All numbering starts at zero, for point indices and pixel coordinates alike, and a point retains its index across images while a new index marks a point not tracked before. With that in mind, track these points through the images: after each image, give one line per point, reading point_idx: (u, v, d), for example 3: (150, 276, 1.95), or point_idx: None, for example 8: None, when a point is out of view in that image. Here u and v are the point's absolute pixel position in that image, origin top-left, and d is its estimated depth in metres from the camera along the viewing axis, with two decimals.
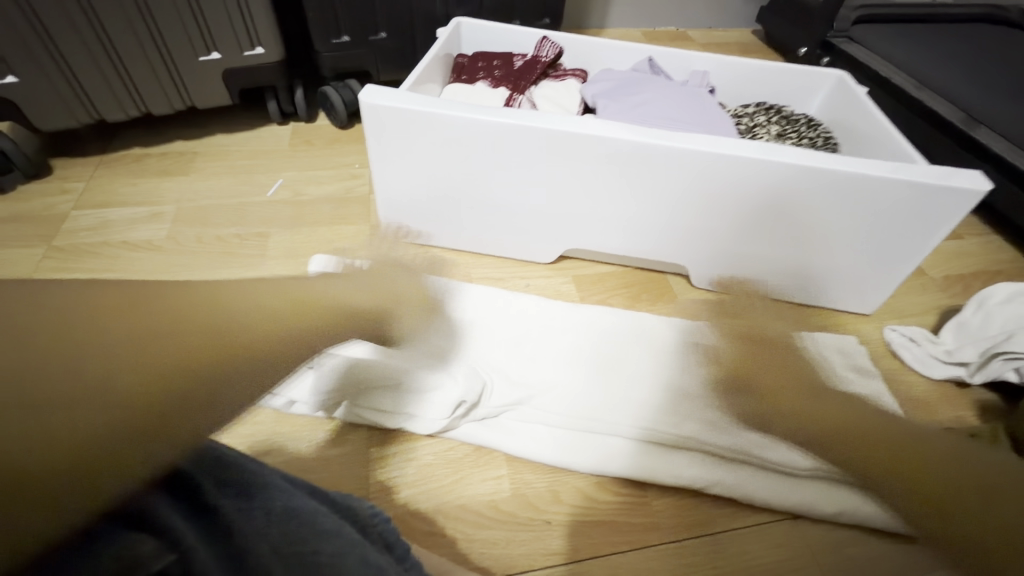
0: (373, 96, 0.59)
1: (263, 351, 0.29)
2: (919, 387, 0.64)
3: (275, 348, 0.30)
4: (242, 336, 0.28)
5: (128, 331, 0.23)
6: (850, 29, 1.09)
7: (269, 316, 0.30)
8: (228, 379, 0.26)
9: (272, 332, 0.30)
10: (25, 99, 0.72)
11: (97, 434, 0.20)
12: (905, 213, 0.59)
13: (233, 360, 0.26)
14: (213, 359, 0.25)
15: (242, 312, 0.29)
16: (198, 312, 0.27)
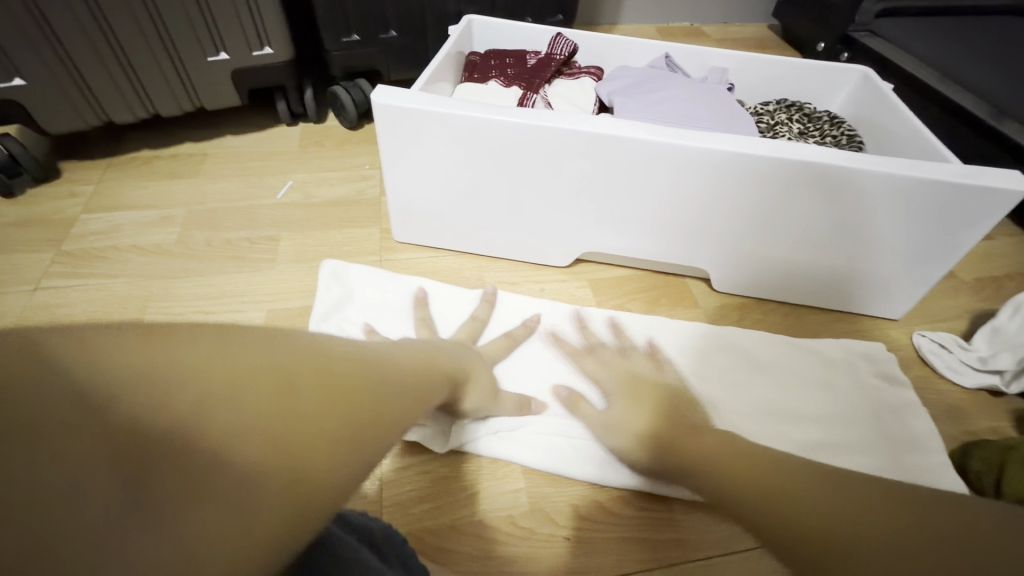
0: (385, 97, 0.57)
1: (396, 417, 0.27)
2: (952, 396, 0.62)
3: (404, 415, 0.28)
4: (381, 404, 0.27)
5: (299, 390, 0.22)
6: (872, 22, 1.05)
7: (394, 378, 0.29)
8: (366, 451, 0.25)
9: (400, 396, 0.29)
10: (33, 102, 0.71)
11: (258, 515, 0.19)
12: (939, 214, 0.56)
13: (373, 430, 0.25)
14: (359, 428, 0.24)
15: (377, 372, 0.28)
16: (345, 368, 0.26)
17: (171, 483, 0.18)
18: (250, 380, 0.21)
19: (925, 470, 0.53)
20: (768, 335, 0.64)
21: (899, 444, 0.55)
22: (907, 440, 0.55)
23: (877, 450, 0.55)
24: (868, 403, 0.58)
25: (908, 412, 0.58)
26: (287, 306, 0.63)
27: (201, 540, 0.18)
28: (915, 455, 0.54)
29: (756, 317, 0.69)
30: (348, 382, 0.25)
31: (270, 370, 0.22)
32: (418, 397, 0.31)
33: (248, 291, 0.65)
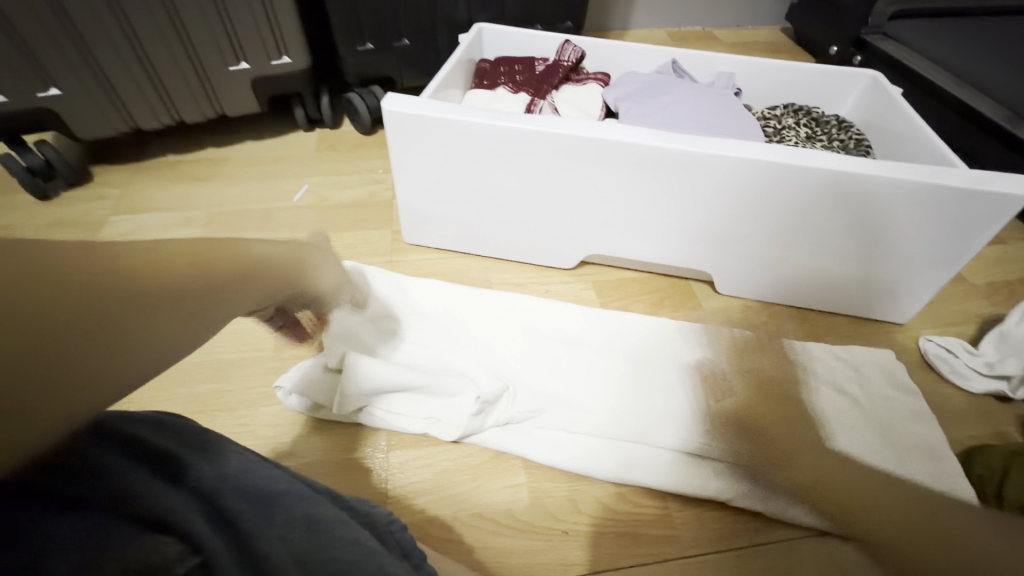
0: (396, 104, 0.59)
1: (200, 315, 0.27)
2: (956, 401, 0.61)
3: (211, 311, 0.28)
4: (204, 298, 0.27)
5: (76, 289, 0.22)
6: (885, 24, 1.05)
7: (213, 273, 0.28)
8: (154, 348, 0.25)
9: (217, 294, 0.28)
10: (66, 109, 0.75)
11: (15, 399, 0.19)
12: (944, 217, 0.56)
13: (162, 326, 0.25)
14: (163, 327, 0.25)
15: (185, 269, 0.27)
16: (139, 270, 0.25)
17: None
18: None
19: (930, 476, 0.53)
20: (768, 335, 0.66)
21: (897, 431, 0.56)
22: (913, 445, 0.55)
23: (884, 455, 0.54)
24: (869, 394, 0.60)
25: (905, 398, 0.59)
26: None
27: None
28: (920, 461, 0.54)
29: (759, 319, 0.70)
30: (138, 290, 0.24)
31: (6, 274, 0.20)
32: (244, 291, 0.30)
33: None
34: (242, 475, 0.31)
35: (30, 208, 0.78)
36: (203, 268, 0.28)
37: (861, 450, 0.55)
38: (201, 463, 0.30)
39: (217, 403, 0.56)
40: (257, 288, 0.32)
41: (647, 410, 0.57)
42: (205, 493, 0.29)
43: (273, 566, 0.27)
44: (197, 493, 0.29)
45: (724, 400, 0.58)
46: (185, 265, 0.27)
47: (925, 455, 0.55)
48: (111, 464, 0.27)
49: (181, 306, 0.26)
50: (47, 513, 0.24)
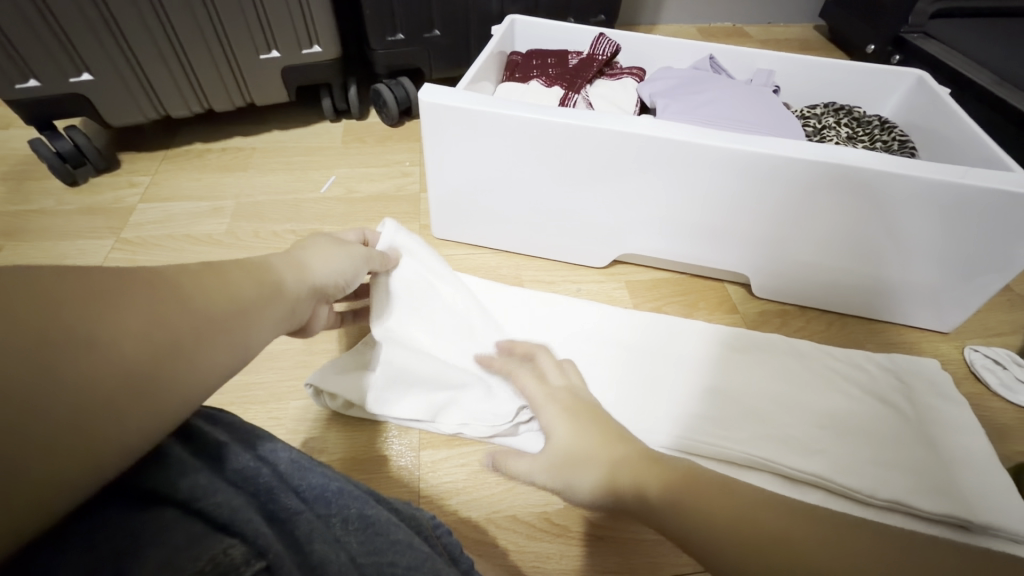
0: (432, 95, 0.58)
1: (246, 339, 0.30)
2: (1005, 414, 0.59)
3: (239, 339, 0.29)
4: (246, 318, 0.31)
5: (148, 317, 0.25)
6: (925, 23, 1.01)
7: (240, 300, 0.31)
8: (214, 370, 0.28)
9: (240, 319, 0.30)
10: (97, 95, 0.75)
11: (104, 414, 0.22)
12: (994, 226, 0.54)
13: (203, 350, 0.27)
14: (221, 339, 0.28)
15: (216, 302, 0.29)
16: (204, 295, 0.29)
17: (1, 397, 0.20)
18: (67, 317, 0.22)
19: (982, 485, 0.51)
20: (806, 340, 0.64)
21: (944, 441, 0.55)
22: (960, 456, 0.53)
23: (930, 466, 0.53)
24: (910, 402, 0.58)
25: (951, 408, 0.57)
26: None
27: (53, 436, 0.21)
28: (967, 472, 0.52)
29: (797, 324, 0.68)
30: (180, 323, 0.26)
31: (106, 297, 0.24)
32: (264, 313, 0.32)
33: None
34: (296, 474, 0.32)
35: (61, 194, 0.78)
36: (231, 299, 0.30)
37: (906, 460, 0.53)
38: (258, 465, 0.30)
39: (248, 395, 0.56)
40: (271, 315, 0.33)
41: (667, 408, 0.56)
42: (263, 496, 0.29)
43: (335, 566, 0.28)
44: (255, 495, 0.29)
45: (758, 406, 0.57)
46: (213, 295, 0.29)
47: (977, 465, 0.53)
48: (179, 462, 0.27)
49: (213, 333, 0.28)
50: (122, 516, 0.24)
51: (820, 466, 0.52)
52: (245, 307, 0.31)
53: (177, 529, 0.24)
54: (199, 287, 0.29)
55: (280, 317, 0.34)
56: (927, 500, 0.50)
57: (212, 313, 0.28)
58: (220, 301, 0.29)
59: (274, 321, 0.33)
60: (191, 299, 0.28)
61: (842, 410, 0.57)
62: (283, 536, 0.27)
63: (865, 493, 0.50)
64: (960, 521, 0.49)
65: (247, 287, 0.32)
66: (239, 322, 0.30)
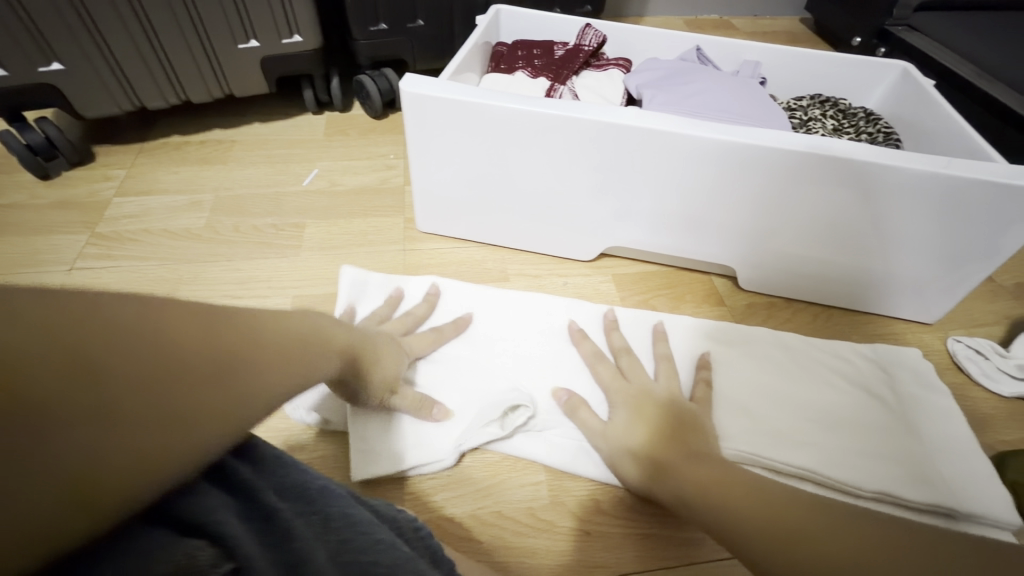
0: (414, 85, 0.57)
1: (292, 372, 0.30)
2: (986, 404, 0.60)
3: (271, 392, 0.28)
4: (292, 345, 0.31)
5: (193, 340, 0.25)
6: (910, 17, 1.02)
7: (274, 341, 0.30)
8: (263, 400, 0.27)
9: (276, 363, 0.29)
10: (69, 86, 0.73)
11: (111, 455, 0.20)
12: (977, 216, 0.54)
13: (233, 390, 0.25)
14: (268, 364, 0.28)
15: (264, 335, 0.29)
16: (242, 321, 0.29)
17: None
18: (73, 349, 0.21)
19: (965, 475, 0.52)
20: (791, 333, 0.64)
21: (929, 430, 0.55)
22: (946, 446, 0.54)
23: (917, 456, 0.53)
24: (895, 392, 0.58)
25: (935, 396, 0.58)
26: (313, 292, 0.64)
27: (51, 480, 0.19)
28: (952, 462, 0.53)
29: (783, 316, 0.68)
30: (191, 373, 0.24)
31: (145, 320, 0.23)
32: (307, 355, 0.32)
33: (274, 277, 0.66)
34: (276, 470, 0.31)
35: (32, 188, 0.76)
36: (272, 346, 0.29)
37: (893, 452, 0.53)
38: (236, 460, 0.29)
39: None
40: (314, 365, 0.33)
41: None
42: (241, 490, 0.28)
43: (315, 566, 0.27)
44: (231, 489, 0.28)
45: (747, 399, 0.57)
46: (252, 336, 0.28)
47: (961, 455, 0.53)
48: None
49: (241, 389, 0.26)
50: None
51: (812, 461, 0.52)
52: (288, 336, 0.31)
53: (142, 533, 0.23)
54: (243, 317, 0.29)
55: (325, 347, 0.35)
56: (914, 490, 0.50)
57: (255, 340, 0.28)
58: (264, 330, 0.30)
59: (316, 354, 0.34)
60: (234, 327, 0.27)
61: (829, 402, 0.57)
62: (261, 536, 0.27)
63: (852, 484, 0.50)
64: (946, 510, 0.49)
65: (285, 318, 0.33)
66: (282, 350, 0.30)
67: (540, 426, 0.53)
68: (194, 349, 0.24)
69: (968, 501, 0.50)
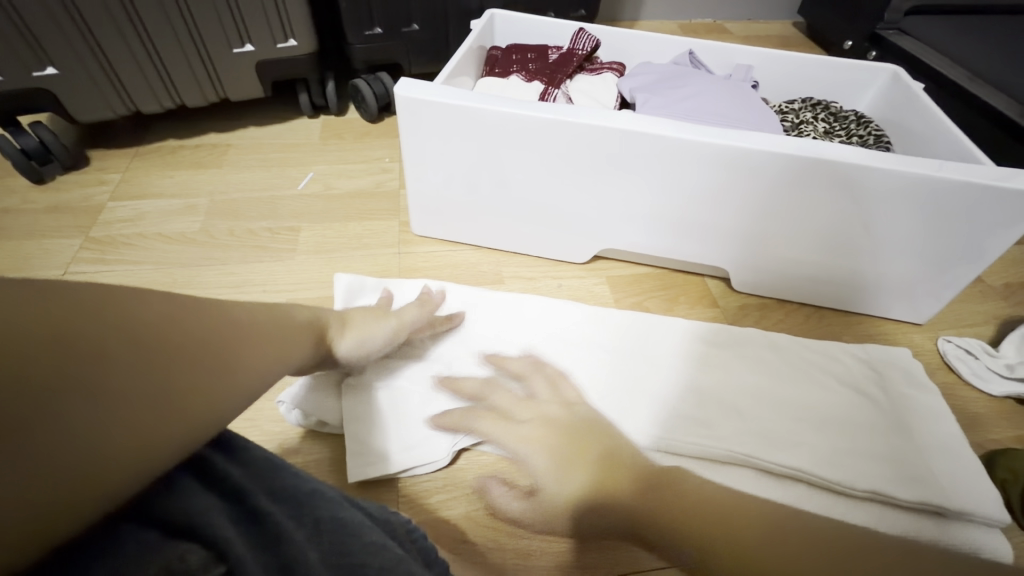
0: (408, 89, 0.58)
1: (255, 364, 0.33)
2: (976, 403, 0.61)
3: (239, 383, 0.31)
4: (253, 341, 0.34)
5: (168, 340, 0.28)
6: (900, 20, 1.03)
7: (239, 338, 0.33)
8: (232, 389, 0.30)
9: (242, 354, 0.32)
10: (63, 91, 0.73)
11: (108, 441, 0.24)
12: (962, 217, 0.55)
13: (207, 373, 0.29)
14: (233, 357, 0.31)
15: (229, 330, 0.32)
16: (210, 318, 0.32)
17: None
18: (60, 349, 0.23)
19: (953, 472, 0.52)
20: (784, 334, 0.64)
21: (918, 429, 0.55)
22: (936, 444, 0.54)
23: (906, 455, 0.53)
24: (884, 391, 0.59)
25: (924, 395, 0.58)
26: (309, 296, 0.64)
27: (53, 466, 0.22)
28: (943, 461, 0.53)
29: (776, 317, 0.69)
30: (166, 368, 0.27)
31: (123, 323, 0.26)
32: (267, 351, 0.35)
33: (269, 280, 0.66)
34: (270, 474, 0.31)
35: (25, 192, 0.76)
36: (235, 344, 0.32)
37: (884, 451, 0.54)
38: (230, 465, 0.30)
39: None
40: (274, 356, 0.36)
41: (643, 408, 0.56)
42: (233, 494, 0.29)
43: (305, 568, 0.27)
44: (225, 493, 0.29)
45: (737, 400, 0.57)
46: (217, 337, 0.31)
47: (950, 453, 0.54)
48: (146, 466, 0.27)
49: (212, 379, 0.29)
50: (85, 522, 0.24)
51: (804, 462, 0.52)
52: (251, 332, 0.35)
53: (131, 537, 0.24)
54: (209, 315, 0.32)
55: (284, 345, 0.38)
56: (903, 488, 0.51)
57: (221, 334, 0.31)
58: (228, 327, 0.33)
59: (276, 351, 0.37)
60: (203, 325, 0.31)
61: (820, 402, 0.57)
62: (253, 538, 0.27)
63: (842, 484, 0.51)
64: (936, 508, 0.49)
65: (249, 316, 0.36)
66: (246, 345, 0.33)
67: None
68: (168, 347, 0.27)
69: (956, 499, 0.50)
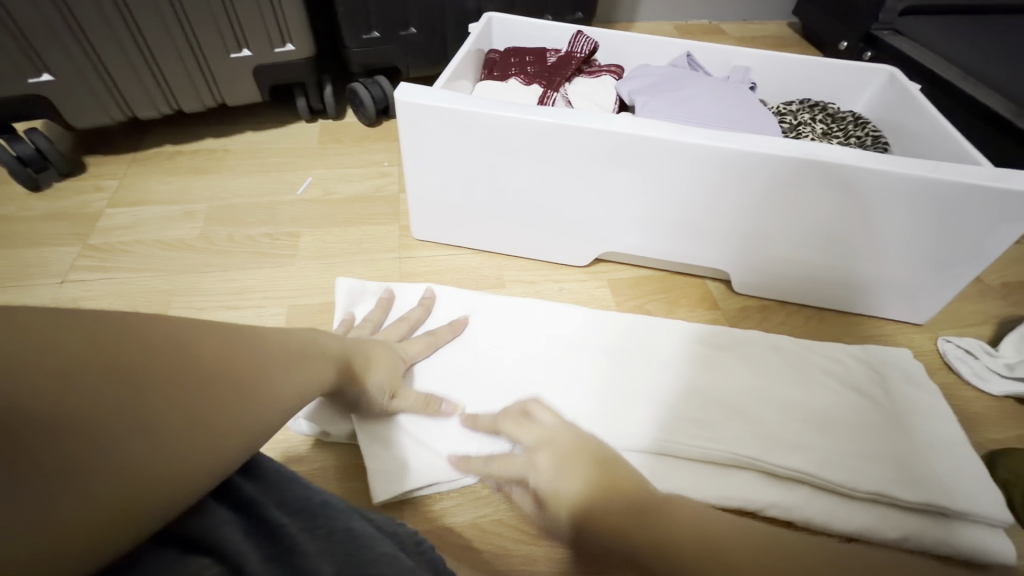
0: (408, 94, 0.57)
1: (288, 382, 0.33)
2: (976, 403, 0.61)
3: (273, 400, 0.31)
4: (285, 359, 0.34)
5: (199, 362, 0.28)
6: (895, 21, 1.04)
7: (270, 356, 0.33)
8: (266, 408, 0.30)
9: (280, 373, 0.33)
10: (58, 97, 0.72)
11: (145, 463, 0.24)
12: (961, 219, 0.55)
13: (242, 388, 0.29)
14: (267, 376, 0.31)
15: (260, 349, 0.32)
16: (238, 339, 0.31)
17: (38, 459, 0.22)
18: (104, 374, 0.24)
19: (957, 473, 0.52)
20: (786, 336, 0.64)
21: (921, 430, 0.56)
22: (939, 445, 0.55)
23: (909, 456, 0.54)
24: (887, 392, 0.59)
25: (926, 397, 0.59)
26: (309, 302, 0.64)
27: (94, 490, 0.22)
28: (943, 460, 0.53)
29: (777, 319, 0.69)
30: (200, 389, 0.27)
31: (155, 346, 0.26)
32: (299, 368, 0.35)
33: (270, 286, 0.65)
34: (284, 485, 0.31)
35: (22, 200, 0.75)
36: (268, 362, 0.32)
37: (886, 451, 0.54)
38: (242, 478, 0.30)
39: None
40: (311, 378, 0.36)
41: (646, 408, 0.56)
42: (246, 506, 0.29)
43: None
44: (237, 506, 0.29)
45: (740, 402, 0.57)
46: (249, 356, 0.31)
47: (953, 454, 0.54)
48: None
49: (244, 399, 0.29)
50: None
51: (808, 464, 0.53)
52: (282, 351, 0.34)
53: (148, 557, 0.24)
54: (239, 336, 0.32)
55: (318, 361, 0.38)
56: (907, 490, 0.51)
57: (251, 353, 0.31)
58: (257, 346, 0.32)
59: (309, 369, 0.36)
60: (233, 345, 0.31)
61: (823, 403, 0.58)
62: (265, 554, 0.27)
63: (846, 485, 0.51)
64: (939, 509, 0.50)
65: (278, 336, 0.36)
66: (278, 363, 0.33)
67: None
68: (199, 366, 0.27)
69: (960, 500, 0.50)
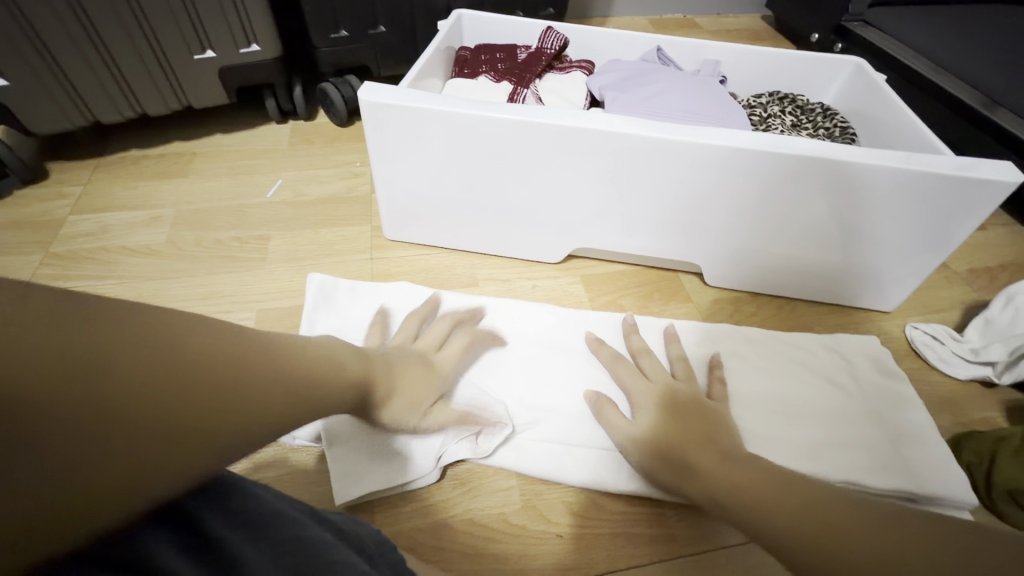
0: (372, 94, 0.57)
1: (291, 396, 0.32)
2: (942, 388, 0.62)
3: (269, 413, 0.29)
4: (294, 370, 0.33)
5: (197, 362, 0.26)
6: (865, 13, 1.05)
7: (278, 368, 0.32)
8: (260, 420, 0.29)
9: (284, 384, 0.31)
10: (15, 103, 0.71)
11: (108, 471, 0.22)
12: (923, 209, 0.56)
13: (239, 395, 0.27)
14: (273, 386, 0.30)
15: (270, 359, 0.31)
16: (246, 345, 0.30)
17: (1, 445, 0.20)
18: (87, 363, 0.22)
19: (921, 458, 0.53)
20: (756, 328, 0.65)
21: (889, 417, 0.57)
22: (905, 431, 0.55)
23: (877, 444, 0.54)
24: (854, 380, 0.60)
25: (892, 384, 0.59)
26: (279, 305, 0.63)
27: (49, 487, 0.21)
28: (911, 444, 0.54)
29: (748, 310, 0.69)
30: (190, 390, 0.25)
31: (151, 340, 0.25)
32: (307, 380, 0.34)
33: (239, 291, 0.65)
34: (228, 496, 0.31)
35: None
36: (275, 372, 0.31)
37: (855, 439, 0.55)
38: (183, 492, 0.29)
39: None
40: (316, 389, 0.35)
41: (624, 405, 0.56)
42: (186, 521, 0.28)
43: None
44: (177, 521, 0.28)
45: None
46: (256, 363, 0.30)
47: (918, 439, 0.55)
48: None
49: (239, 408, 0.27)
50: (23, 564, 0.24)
51: (779, 455, 0.53)
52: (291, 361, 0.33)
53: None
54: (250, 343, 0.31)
55: (328, 375, 0.37)
56: (875, 477, 0.52)
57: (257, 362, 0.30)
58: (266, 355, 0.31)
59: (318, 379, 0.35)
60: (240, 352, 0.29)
61: (793, 394, 0.58)
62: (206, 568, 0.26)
63: (815, 475, 0.52)
64: (906, 494, 0.51)
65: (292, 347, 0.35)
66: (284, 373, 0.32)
67: (523, 437, 0.53)
68: (193, 365, 0.26)
69: (926, 485, 0.51)
